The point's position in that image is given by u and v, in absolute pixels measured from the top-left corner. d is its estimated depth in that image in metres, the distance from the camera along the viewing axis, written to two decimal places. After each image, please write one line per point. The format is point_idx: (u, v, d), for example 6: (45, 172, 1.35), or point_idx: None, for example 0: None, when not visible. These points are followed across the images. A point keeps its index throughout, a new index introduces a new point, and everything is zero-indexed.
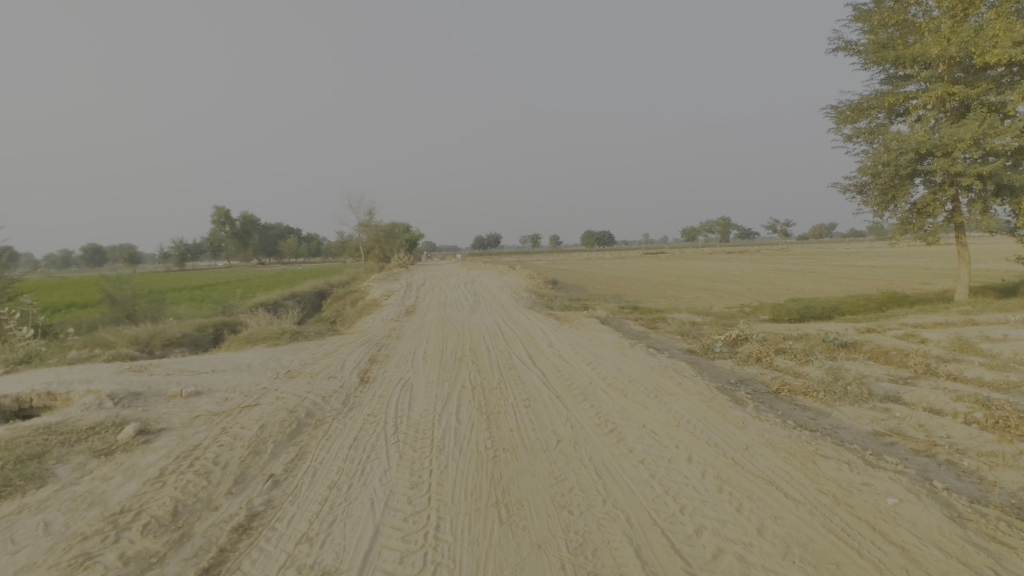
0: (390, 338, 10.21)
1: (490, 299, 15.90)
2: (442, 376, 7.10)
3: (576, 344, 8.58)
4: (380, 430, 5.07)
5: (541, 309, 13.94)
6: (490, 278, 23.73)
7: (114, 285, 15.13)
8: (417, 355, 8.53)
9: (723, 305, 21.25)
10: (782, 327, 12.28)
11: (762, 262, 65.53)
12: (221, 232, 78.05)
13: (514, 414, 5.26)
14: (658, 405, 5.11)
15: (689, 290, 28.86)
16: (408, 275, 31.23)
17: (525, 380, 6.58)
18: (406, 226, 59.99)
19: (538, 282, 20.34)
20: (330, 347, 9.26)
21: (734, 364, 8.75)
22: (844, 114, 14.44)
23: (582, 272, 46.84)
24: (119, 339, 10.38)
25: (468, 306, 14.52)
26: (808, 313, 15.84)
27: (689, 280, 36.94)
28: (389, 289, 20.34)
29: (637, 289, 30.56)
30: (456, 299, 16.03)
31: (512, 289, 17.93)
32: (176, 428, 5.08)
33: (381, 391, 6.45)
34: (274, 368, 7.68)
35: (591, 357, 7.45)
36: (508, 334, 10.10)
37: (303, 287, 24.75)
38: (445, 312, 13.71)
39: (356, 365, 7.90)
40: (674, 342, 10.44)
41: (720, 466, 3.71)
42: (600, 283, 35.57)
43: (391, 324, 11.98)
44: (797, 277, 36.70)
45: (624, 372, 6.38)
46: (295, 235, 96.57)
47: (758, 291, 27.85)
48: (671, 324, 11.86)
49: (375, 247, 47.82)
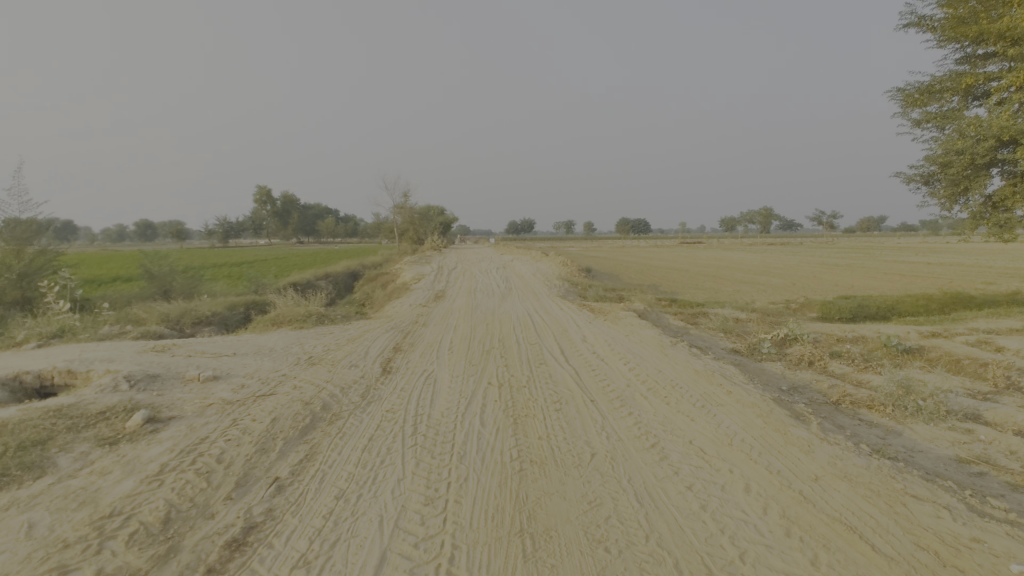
0: (417, 325, 9.88)
1: (523, 286, 15.43)
2: (468, 370, 6.69)
3: (612, 339, 8.03)
4: (398, 430, 4.68)
5: (575, 299, 13.38)
6: (522, 264, 23.21)
7: (152, 261, 15.34)
8: (444, 345, 8.15)
9: (767, 299, 20.18)
10: (836, 327, 11.38)
11: (808, 254, 62.74)
12: (262, 211, 79.87)
13: (544, 419, 4.79)
14: (706, 416, 4.54)
15: (730, 283, 27.66)
16: (441, 258, 31.05)
17: (556, 379, 6.09)
18: (440, 209, 59.89)
19: (572, 270, 19.73)
20: (355, 333, 8.99)
21: (783, 367, 8.03)
22: (909, 97, 13.23)
23: (617, 260, 45.80)
24: (150, 316, 10.39)
25: (499, 294, 14.08)
26: (862, 312, 14.74)
27: (729, 272, 35.52)
28: (420, 272, 20.09)
29: (674, 280, 29.52)
30: (487, 285, 15.61)
31: (545, 277, 17.38)
32: (186, 417, 4.82)
33: (403, 385, 6.08)
34: (296, 354, 7.43)
35: (629, 355, 6.90)
36: (539, 325, 9.62)
37: (337, 268, 24.83)
38: (475, 298, 13.31)
39: (380, 353, 7.58)
40: (716, 339, 9.75)
41: (785, 501, 3.16)
42: (635, 272, 34.62)
43: (419, 310, 11.65)
44: (846, 272, 34.79)
45: (666, 375, 5.81)
46: (332, 215, 98.09)
47: (805, 285, 26.42)
48: (713, 320, 11.14)
49: (409, 229, 47.90)
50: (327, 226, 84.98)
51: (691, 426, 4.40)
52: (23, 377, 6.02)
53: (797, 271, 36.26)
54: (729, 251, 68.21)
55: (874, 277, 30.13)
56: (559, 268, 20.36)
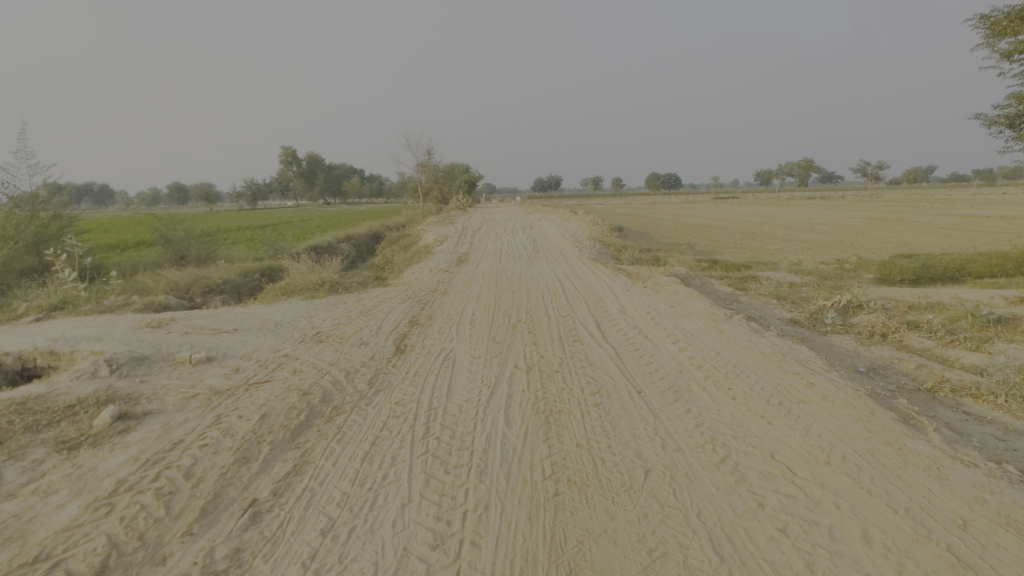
0: (437, 293, 9.10)
1: (552, 248, 14.46)
2: (492, 349, 5.88)
3: (654, 309, 7.08)
4: (407, 432, 3.91)
5: (608, 262, 12.38)
6: (550, 223, 22.13)
7: (168, 226, 14.89)
8: (465, 317, 7.35)
9: (815, 259, 18.70)
10: (905, 292, 10.14)
11: (852, 208, 59.29)
12: (287, 172, 79.72)
13: (582, 419, 3.95)
14: (787, 418, 3.62)
15: (772, 241, 26.02)
16: (465, 219, 30.07)
17: (594, 363, 5.22)
18: (465, 166, 58.48)
19: (604, 230, 18.55)
20: (370, 304, 8.26)
21: (852, 341, 6.98)
22: (991, 26, 11.45)
23: (649, 217, 44.05)
24: (159, 285, 9.88)
25: (526, 257, 13.15)
26: (927, 274, 13.28)
27: (769, 229, 33.61)
28: (443, 233, 19.27)
29: (710, 238, 28.00)
30: (512, 248, 14.69)
31: (575, 237, 16.30)
32: (164, 413, 4.14)
33: (416, 369, 5.29)
34: (303, 330, 6.74)
35: (677, 331, 5.96)
36: (571, 292, 8.71)
37: (359, 230, 24.18)
38: (501, 262, 12.45)
39: (394, 328, 6.82)
40: (769, 308, 8.69)
41: (928, 562, 2.26)
42: (668, 229, 33.10)
43: (440, 276, 10.84)
44: (898, 227, 32.44)
45: (726, 360, 4.87)
46: (358, 175, 97.46)
47: (854, 242, 24.62)
48: (764, 285, 10.03)
49: (434, 188, 46.93)
50: (352, 187, 84.51)
51: (770, 432, 3.50)
52: (3, 358, 5.47)
53: (843, 227, 34.07)
54: (766, 205, 65.12)
55: (930, 233, 27.94)
56: (589, 227, 19.22)
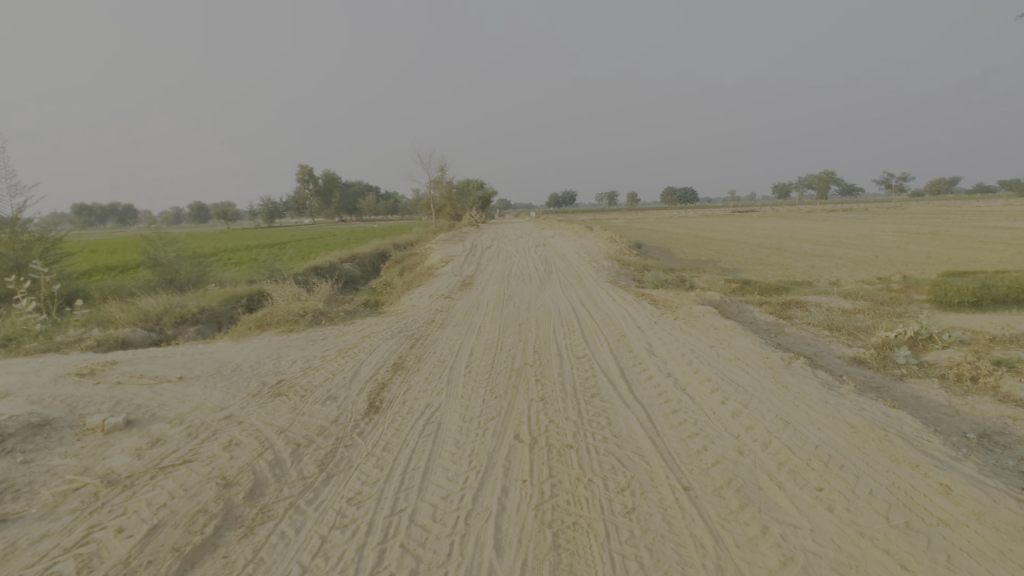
0: (433, 326, 7.90)
1: (567, 269, 13.24)
2: (488, 409, 4.63)
3: (691, 349, 5.79)
4: (350, 562, 2.68)
5: (628, 285, 11.10)
6: (564, 240, 20.95)
7: (157, 246, 13.95)
8: (461, 359, 6.12)
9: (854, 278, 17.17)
10: (978, 319, 8.69)
11: (878, 220, 57.16)
12: (303, 190, 80.18)
13: (607, 545, 2.67)
14: (931, 560, 2.32)
15: (800, 257, 24.49)
16: (476, 235, 28.95)
17: (619, 435, 3.94)
18: (480, 183, 57.98)
19: (622, 246, 17.24)
20: (352, 340, 7.09)
21: (939, 389, 5.60)
22: None
23: (667, 232, 42.71)
24: (126, 316, 8.84)
25: (538, 279, 11.92)
26: (989, 294, 11.76)
27: (795, 243, 31.94)
28: (450, 252, 18.19)
29: (734, 254, 26.51)
30: (523, 268, 13.47)
31: (591, 256, 15.04)
32: (19, 523, 2.95)
33: (388, 442, 4.07)
34: (264, 377, 5.57)
35: (724, 384, 4.66)
36: (587, 324, 7.46)
37: (365, 249, 23.12)
38: (508, 286, 11.25)
39: (373, 375, 5.62)
40: (823, 344, 7.33)
41: None
42: (688, 245, 31.68)
43: (439, 303, 9.65)
44: (933, 241, 30.62)
45: (802, 434, 3.57)
46: (372, 192, 97.51)
47: (891, 257, 22.97)
48: (811, 313, 8.65)
49: (447, 205, 46.34)
50: (367, 204, 84.59)
51: None
52: None
53: (873, 240, 32.31)
54: (788, 219, 63.19)
55: (971, 247, 26.12)
56: (606, 244, 17.97)
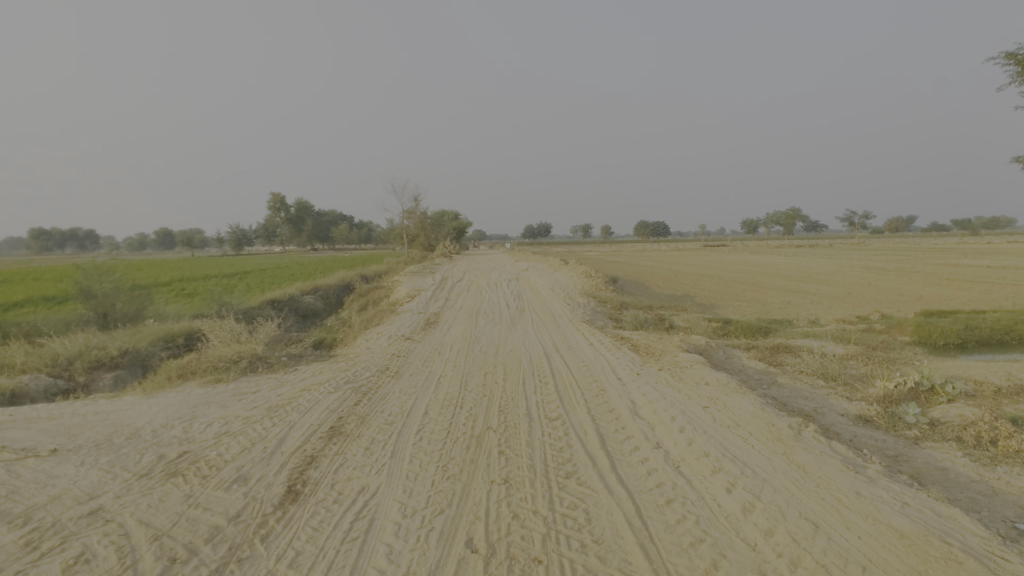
0: (387, 375, 6.91)
1: (541, 306, 12.45)
2: (437, 496, 3.68)
3: (681, 411, 4.97)
4: None
5: (605, 325, 10.35)
6: (538, 274, 20.23)
7: (90, 277, 12.67)
8: (413, 422, 5.17)
9: (831, 316, 16.85)
10: (976, 367, 8.15)
11: (845, 256, 58.61)
12: (274, 219, 78.57)
13: None
14: None
15: (775, 293, 24.35)
16: (448, 267, 28.16)
17: (602, 542, 3.04)
18: (455, 214, 57.58)
19: (597, 281, 16.60)
20: (288, 395, 6.06)
21: (962, 456, 4.89)
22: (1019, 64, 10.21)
23: (641, 266, 42.66)
24: (29, 362, 7.63)
25: (508, 317, 11.09)
26: (973, 336, 11.39)
27: (768, 279, 32.01)
28: (417, 286, 17.21)
29: (709, 290, 26.24)
30: (493, 304, 12.65)
31: (565, 293, 14.29)
32: None
33: (298, 553, 3.06)
34: (163, 449, 4.49)
35: (728, 464, 3.82)
36: (562, 375, 6.60)
37: (329, 280, 22.01)
38: (476, 325, 10.37)
39: (301, 445, 4.61)
40: (821, 398, 6.61)
41: None
42: (663, 279, 31.44)
43: (397, 346, 8.70)
44: (900, 278, 31.09)
45: (840, 548, 2.72)
46: (346, 221, 96.30)
47: (863, 295, 22.99)
48: (803, 360, 7.98)
49: (421, 235, 45.62)
50: (340, 233, 83.26)
51: None
52: None
53: (842, 276, 32.69)
54: (759, 253, 64.22)
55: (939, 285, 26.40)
56: (581, 279, 17.30)
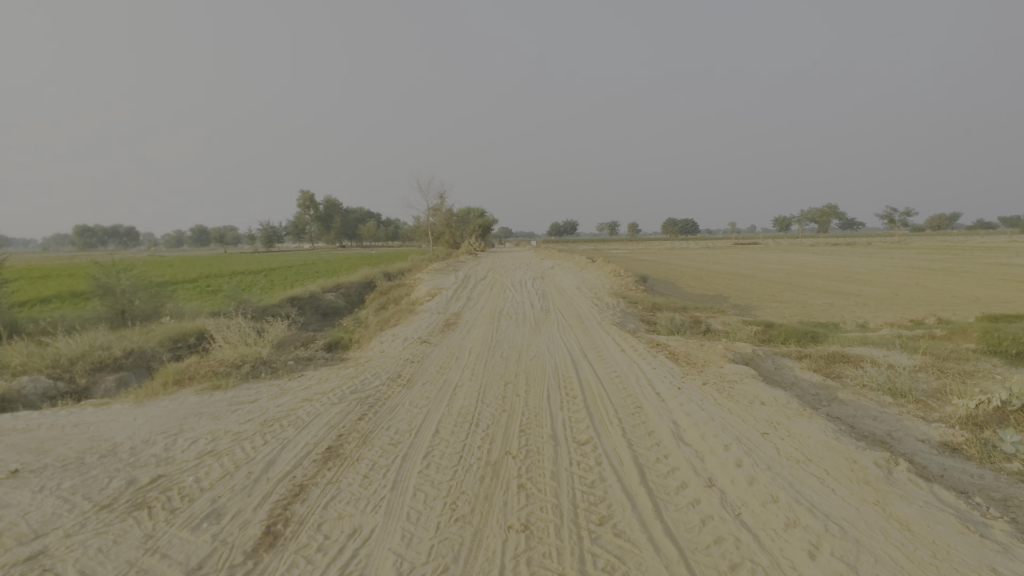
0: (398, 384, 6.29)
1: (567, 307, 11.69)
2: (441, 547, 3.02)
3: (735, 439, 4.20)
4: None
5: (637, 329, 9.57)
6: (563, 273, 19.44)
7: (106, 274, 12.43)
8: (421, 444, 4.52)
9: (881, 320, 15.63)
10: None
11: (887, 255, 55.89)
12: (303, 216, 79.56)
13: None
14: None
15: (815, 293, 23.00)
16: (472, 264, 27.62)
17: None
18: (480, 211, 57.16)
19: (627, 280, 15.75)
20: (288, 407, 5.49)
21: None
22: None
23: (671, 264, 41.39)
24: (30, 363, 7.25)
25: (533, 319, 10.40)
26: None
27: (807, 278, 30.48)
28: (439, 284, 16.64)
29: (744, 289, 25.02)
30: (517, 304, 11.98)
31: (593, 293, 13.49)
32: None
33: None
34: (135, 473, 3.94)
35: (805, 517, 3.04)
36: (591, 387, 5.87)
37: (352, 278, 21.67)
38: (498, 327, 9.71)
39: (291, 470, 4.01)
40: (894, 420, 5.71)
41: None
42: (694, 278, 30.28)
43: (413, 349, 8.09)
44: (950, 278, 29.21)
45: None
46: (373, 218, 97.00)
47: (913, 296, 21.50)
48: (866, 372, 7.05)
49: (445, 232, 45.27)
50: (367, 230, 83.79)
51: None
52: None
53: (887, 276, 30.92)
54: (795, 252, 61.87)
55: (996, 286, 24.58)
56: (609, 278, 16.44)
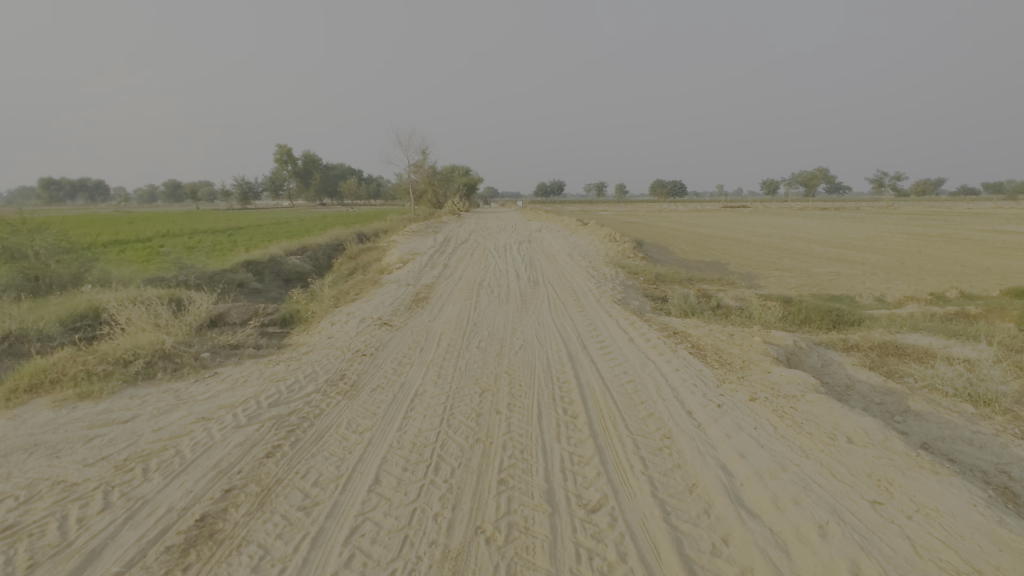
0: (337, 392, 4.68)
1: (558, 279, 10.06)
2: None
3: (832, 512, 2.70)
4: None
5: (642, 308, 8.03)
6: (552, 237, 17.73)
7: (12, 234, 10.43)
8: (347, 511, 2.95)
9: (898, 293, 14.31)
10: None
11: (878, 220, 55.01)
12: (280, 172, 75.96)
13: None
14: None
15: (818, 261, 21.70)
16: (454, 226, 25.78)
17: None
18: (465, 169, 54.65)
19: (624, 246, 14.16)
20: (170, 431, 3.85)
21: None
22: None
23: (662, 227, 39.90)
24: None
25: (519, 293, 8.81)
26: None
27: (804, 244, 29.22)
28: (414, 249, 14.80)
29: (741, 256, 23.66)
30: (500, 275, 10.35)
31: (587, 261, 11.87)
32: None
33: None
34: None
35: None
36: (597, 404, 4.33)
37: (320, 239, 19.73)
38: (478, 304, 8.10)
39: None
40: (998, 444, 4.27)
41: None
42: (688, 243, 28.83)
43: (369, 335, 6.46)
44: (951, 245, 28.18)
45: None
46: (354, 175, 93.43)
47: (919, 265, 20.32)
48: (936, 371, 5.60)
49: (428, 190, 42.94)
50: (347, 187, 80.51)
51: None
52: None
53: (886, 243, 29.80)
54: (786, 216, 60.75)
55: (1001, 255, 23.52)
56: (604, 243, 14.82)
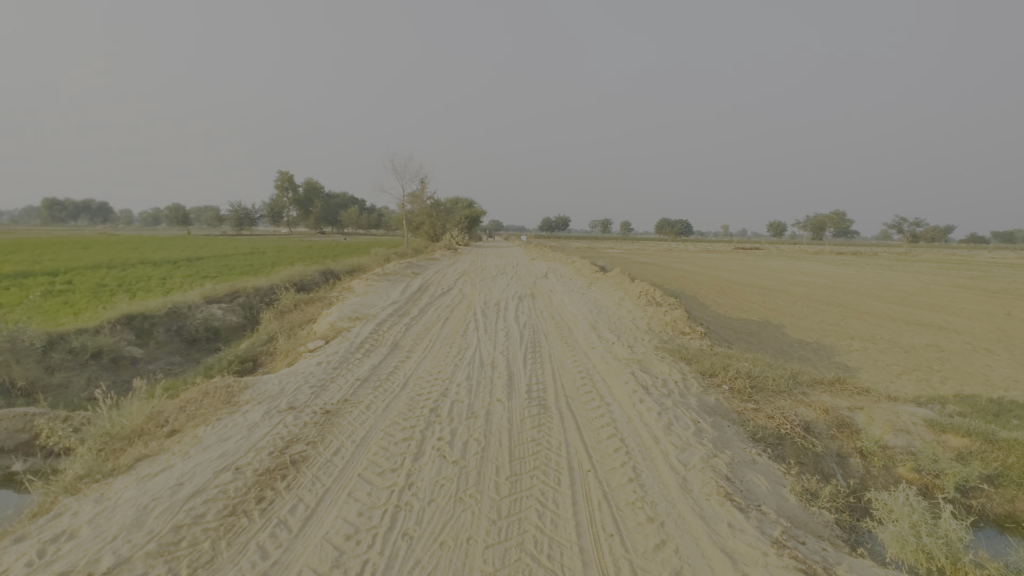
0: None
1: (581, 396, 5.35)
2: None
3: None
4: None
5: (793, 524, 3.34)
6: (562, 290, 13.19)
7: None
8: None
9: None
10: None
11: (908, 267, 50.78)
12: (279, 199, 72.73)
13: None
14: None
15: (895, 326, 17.17)
16: (440, 266, 21.52)
17: None
18: (468, 200, 50.79)
19: (670, 313, 9.61)
20: None
21: None
22: None
23: (682, 270, 35.41)
24: None
25: (506, 449, 4.13)
26: None
27: (855, 298, 24.84)
28: (365, 306, 10.27)
29: (792, 314, 19.17)
30: (476, 379, 5.73)
31: (624, 345, 7.26)
32: None
33: None
34: None
35: None
36: None
37: (264, 281, 15.27)
38: (404, 497, 3.39)
39: None
40: None
41: None
42: (720, 293, 24.32)
43: None
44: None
45: None
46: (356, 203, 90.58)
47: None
48: None
49: (425, 222, 38.57)
50: (347, 216, 77.20)
51: None
52: None
53: (949, 299, 25.38)
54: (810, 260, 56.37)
55: None
56: (640, 307, 10.27)
